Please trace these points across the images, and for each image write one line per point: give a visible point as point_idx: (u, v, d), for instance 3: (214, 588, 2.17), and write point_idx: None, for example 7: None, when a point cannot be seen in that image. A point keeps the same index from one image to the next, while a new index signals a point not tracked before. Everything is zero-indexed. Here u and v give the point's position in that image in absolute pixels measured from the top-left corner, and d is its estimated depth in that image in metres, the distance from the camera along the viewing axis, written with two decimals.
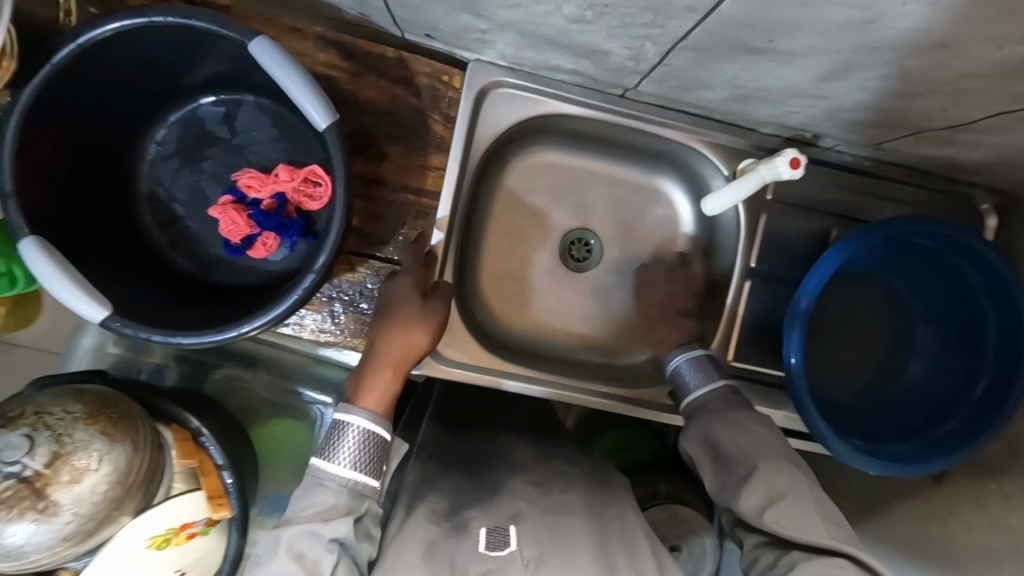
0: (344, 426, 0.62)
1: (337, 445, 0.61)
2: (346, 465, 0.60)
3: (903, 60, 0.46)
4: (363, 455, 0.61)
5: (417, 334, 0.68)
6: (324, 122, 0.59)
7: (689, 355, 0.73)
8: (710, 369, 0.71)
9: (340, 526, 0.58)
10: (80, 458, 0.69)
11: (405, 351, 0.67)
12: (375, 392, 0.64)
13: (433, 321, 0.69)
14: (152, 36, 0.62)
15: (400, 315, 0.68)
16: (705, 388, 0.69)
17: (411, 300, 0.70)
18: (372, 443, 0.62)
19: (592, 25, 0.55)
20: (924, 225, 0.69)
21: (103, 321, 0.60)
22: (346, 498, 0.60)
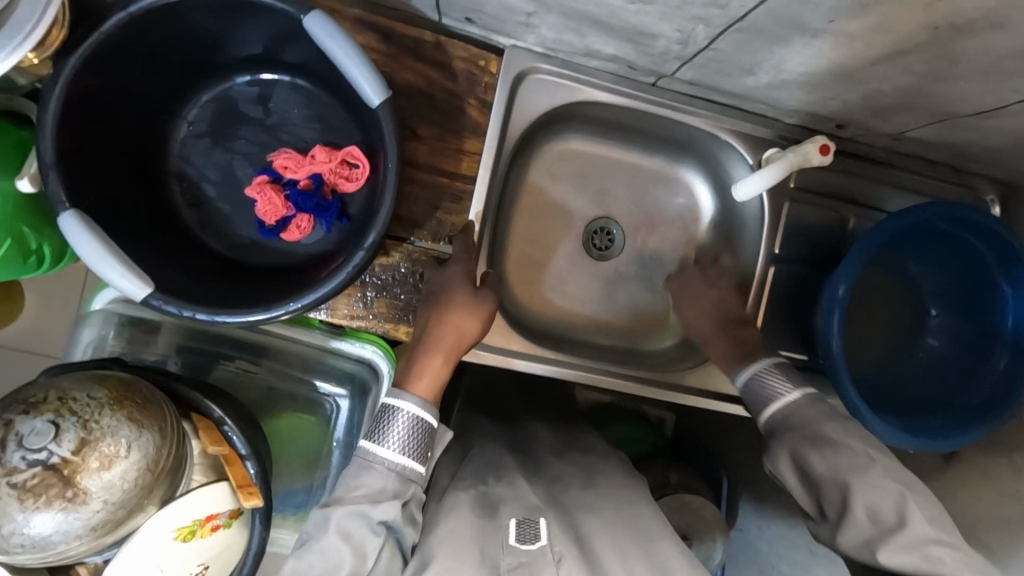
0: (394, 410, 0.62)
1: (387, 428, 0.61)
2: (395, 449, 0.60)
3: (957, 39, 0.49)
4: (412, 439, 0.61)
5: (468, 323, 0.70)
6: (377, 98, 0.59)
7: (760, 367, 0.70)
8: (784, 379, 0.69)
9: (388, 509, 0.57)
10: (107, 444, 0.66)
11: (456, 338, 0.68)
12: (426, 378, 0.65)
13: (483, 312, 0.71)
14: (201, 8, 0.61)
15: (454, 304, 0.70)
16: (785, 396, 0.67)
17: (463, 288, 0.72)
18: (421, 428, 0.62)
19: (649, 6, 0.56)
20: (944, 209, 0.73)
21: (145, 299, 0.59)
22: (394, 481, 0.60)
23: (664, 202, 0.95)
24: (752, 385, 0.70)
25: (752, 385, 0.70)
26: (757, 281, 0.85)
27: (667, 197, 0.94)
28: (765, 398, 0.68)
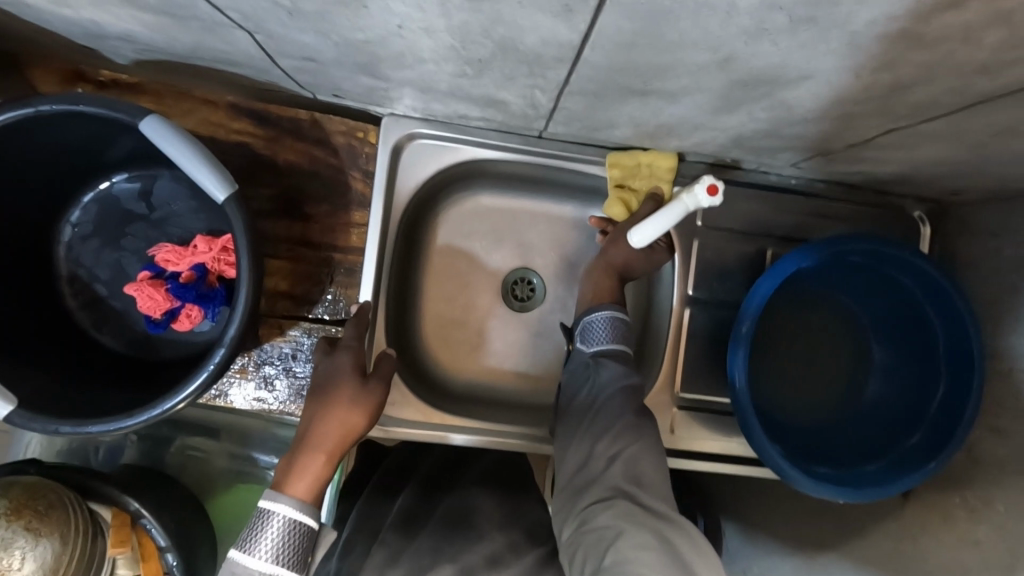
0: (267, 517, 0.59)
1: (258, 536, 0.58)
2: (267, 559, 0.57)
3: (777, 92, 0.46)
4: (286, 547, 0.58)
5: (354, 416, 0.66)
6: (223, 194, 0.58)
7: (611, 313, 0.69)
8: (624, 337, 0.69)
9: None
10: (1, 559, 0.67)
11: (343, 433, 0.65)
12: (306, 478, 0.61)
13: (371, 403, 0.67)
14: (47, 123, 0.61)
15: (342, 395, 0.66)
16: (611, 348, 0.68)
17: (350, 378, 0.68)
18: (297, 534, 0.59)
19: (477, 79, 0.55)
20: (855, 245, 0.69)
21: (8, 416, 0.58)
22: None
23: (583, 247, 0.91)
24: (593, 325, 0.69)
25: (593, 322, 0.69)
26: (675, 323, 0.82)
27: (584, 242, 0.91)
28: (596, 341, 0.69)
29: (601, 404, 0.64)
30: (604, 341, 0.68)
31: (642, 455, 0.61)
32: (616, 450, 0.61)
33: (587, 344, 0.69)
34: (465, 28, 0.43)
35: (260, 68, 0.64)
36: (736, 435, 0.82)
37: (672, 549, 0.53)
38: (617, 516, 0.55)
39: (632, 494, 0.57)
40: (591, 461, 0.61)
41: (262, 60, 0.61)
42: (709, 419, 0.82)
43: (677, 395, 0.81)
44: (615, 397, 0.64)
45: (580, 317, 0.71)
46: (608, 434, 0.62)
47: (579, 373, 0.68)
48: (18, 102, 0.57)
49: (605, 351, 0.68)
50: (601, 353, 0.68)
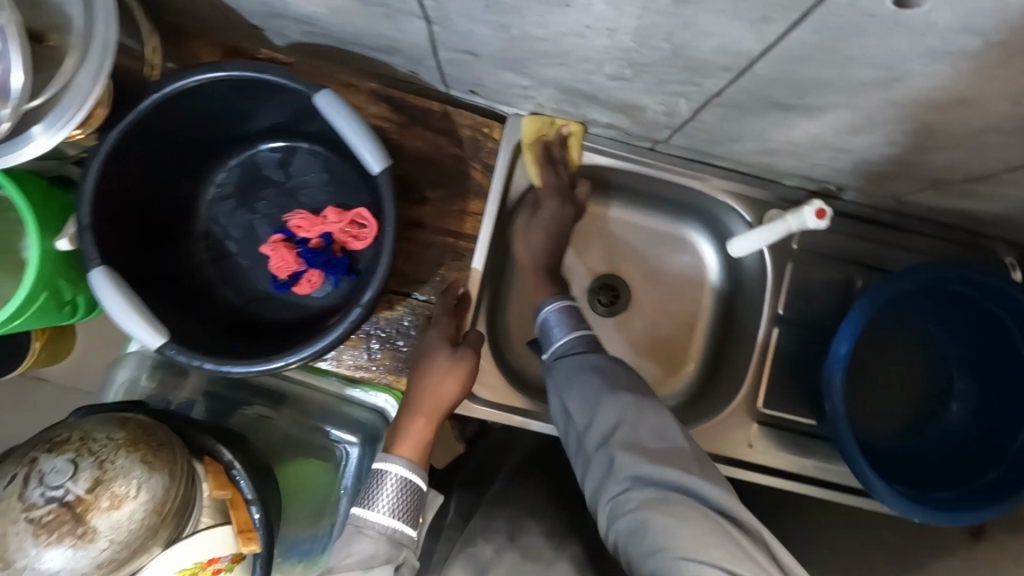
0: (382, 475, 0.65)
1: (376, 493, 0.64)
2: (386, 513, 0.63)
3: (926, 116, 0.50)
4: (402, 503, 0.64)
5: (447, 385, 0.72)
6: (377, 166, 0.64)
7: (559, 303, 0.69)
8: (581, 321, 0.68)
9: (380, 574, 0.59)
10: (119, 484, 0.70)
11: (435, 401, 0.71)
12: (409, 442, 0.68)
13: (464, 375, 0.73)
14: (225, 88, 0.67)
15: (436, 369, 0.72)
16: (569, 340, 0.66)
17: (442, 350, 0.74)
18: (409, 491, 0.65)
19: (629, 83, 0.59)
20: (957, 273, 0.71)
21: (159, 347, 0.64)
22: (385, 546, 0.62)
23: (669, 260, 0.93)
24: (549, 321, 0.68)
25: (547, 320, 0.69)
26: (763, 341, 0.84)
27: (671, 255, 0.93)
28: (556, 337, 0.67)
29: (583, 399, 0.60)
30: (560, 336, 0.67)
31: (647, 427, 0.57)
32: (613, 434, 0.57)
33: (549, 343, 0.68)
34: (650, 31, 0.47)
35: (416, 57, 0.70)
36: (812, 456, 0.84)
37: (723, 531, 0.51)
38: (647, 505, 0.52)
39: (646, 478, 0.54)
40: (593, 452, 0.58)
41: (422, 50, 0.67)
42: (786, 438, 0.84)
43: (758, 409, 0.84)
44: (592, 385, 0.61)
45: (535, 317, 0.71)
46: (600, 422, 0.58)
47: (553, 373, 0.65)
48: (210, 65, 0.64)
49: (563, 350, 0.66)
50: (564, 350, 0.66)
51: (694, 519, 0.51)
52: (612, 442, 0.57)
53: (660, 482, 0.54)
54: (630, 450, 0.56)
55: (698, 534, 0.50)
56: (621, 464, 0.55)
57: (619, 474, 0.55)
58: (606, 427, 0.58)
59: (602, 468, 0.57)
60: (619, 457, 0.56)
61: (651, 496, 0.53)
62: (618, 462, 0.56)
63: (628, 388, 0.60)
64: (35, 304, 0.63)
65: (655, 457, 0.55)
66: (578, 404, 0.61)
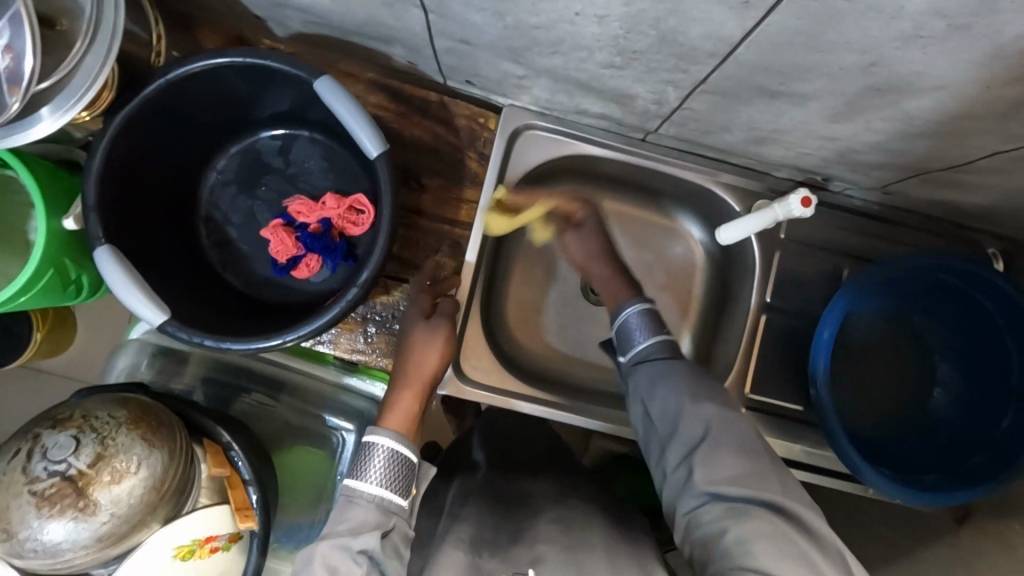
0: (370, 446, 0.66)
1: (366, 465, 0.65)
2: (376, 482, 0.64)
3: (903, 101, 0.52)
4: (391, 473, 0.64)
5: (426, 356, 0.74)
6: (376, 150, 0.66)
7: (641, 308, 0.71)
8: (660, 325, 0.70)
9: (368, 539, 0.60)
10: (120, 460, 0.72)
11: (417, 372, 0.73)
12: (396, 414, 0.69)
13: (441, 344, 0.75)
14: (229, 74, 0.69)
15: (415, 343, 0.75)
16: (650, 343, 0.69)
17: (418, 323, 0.76)
18: (398, 461, 0.65)
19: (620, 71, 0.61)
20: (944, 260, 0.74)
21: (161, 324, 0.65)
22: (375, 513, 0.63)
23: (661, 251, 0.95)
24: (629, 324, 0.71)
25: (627, 323, 0.71)
26: (751, 330, 0.86)
27: (664, 246, 0.95)
28: (636, 339, 0.70)
29: (663, 405, 0.63)
30: (641, 338, 0.69)
31: (730, 441, 0.59)
32: (694, 443, 0.59)
33: (629, 345, 0.70)
34: (638, 17, 0.49)
35: (415, 47, 0.72)
36: (799, 441, 0.85)
37: (797, 545, 0.52)
38: (728, 517, 0.54)
39: (724, 492, 0.56)
40: (672, 457, 0.60)
41: (421, 38, 0.69)
42: (773, 423, 0.85)
43: (746, 395, 0.86)
44: (676, 394, 0.62)
45: (613, 319, 0.73)
46: (682, 431, 0.60)
47: (633, 378, 0.67)
48: (215, 51, 0.66)
49: (645, 354, 0.68)
50: (645, 352, 0.69)
51: (775, 533, 0.53)
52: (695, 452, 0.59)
53: (743, 496, 0.55)
54: (709, 460, 0.58)
55: (774, 548, 0.52)
56: (702, 476, 0.57)
57: (699, 485, 0.57)
58: (690, 434, 0.60)
59: (681, 475, 0.59)
60: (699, 467, 0.58)
61: (734, 510, 0.54)
62: (695, 470, 0.58)
63: (709, 398, 0.62)
64: (41, 281, 0.65)
65: (740, 472, 0.57)
66: (661, 411, 0.63)
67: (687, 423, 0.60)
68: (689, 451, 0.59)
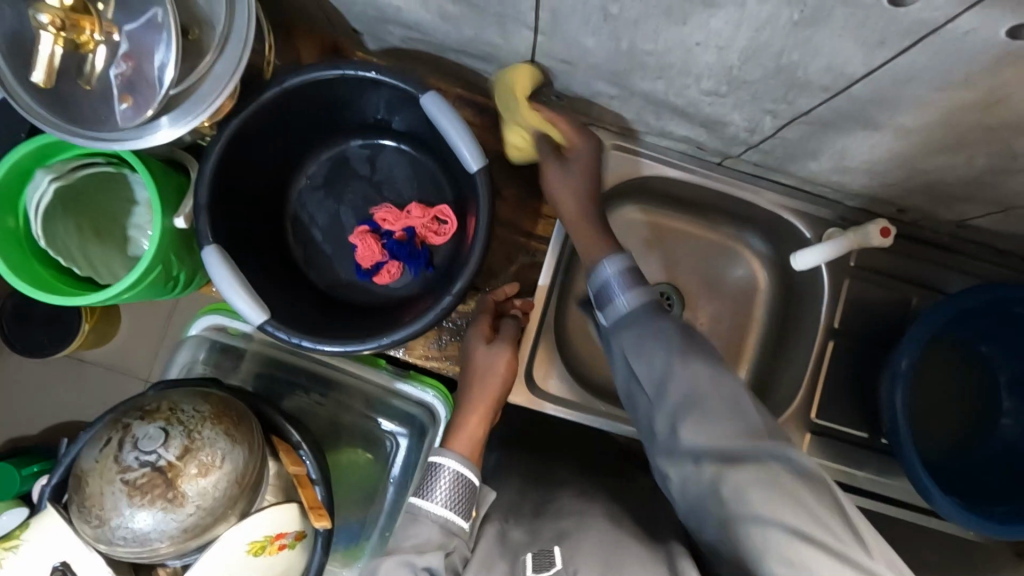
0: (438, 469, 0.70)
1: (433, 485, 0.69)
2: (441, 503, 0.67)
3: (1011, 141, 0.54)
4: (456, 495, 0.68)
5: (490, 382, 0.77)
6: (476, 165, 0.68)
7: (619, 263, 0.74)
8: (638, 281, 0.73)
9: (431, 557, 0.62)
10: (205, 453, 0.74)
11: (484, 397, 0.76)
12: (463, 439, 0.73)
13: (504, 366, 0.78)
14: (336, 84, 0.72)
15: (479, 367, 0.78)
16: (631, 297, 0.71)
17: (480, 345, 0.79)
18: (462, 485, 0.69)
19: (722, 98, 0.63)
20: (1013, 292, 0.74)
21: (261, 324, 0.67)
22: (438, 534, 0.66)
23: (724, 273, 0.98)
24: (609, 283, 0.73)
25: (607, 281, 0.73)
26: (817, 354, 0.87)
27: (727, 268, 0.97)
28: (614, 296, 0.73)
29: (649, 364, 0.65)
30: (623, 297, 0.72)
31: (714, 391, 0.61)
32: (690, 412, 0.60)
33: (610, 305, 0.73)
34: (762, 49, 0.51)
35: (512, 66, 0.75)
36: (862, 467, 0.86)
37: (806, 503, 0.52)
38: (738, 478, 0.55)
39: (728, 456, 0.56)
40: (665, 419, 0.63)
41: (520, 58, 0.72)
42: (835, 447, 0.86)
43: (811, 419, 0.86)
44: (665, 353, 0.65)
45: (592, 278, 0.75)
46: (667, 425, 0.62)
47: (615, 340, 0.70)
48: (327, 62, 0.69)
49: (629, 310, 0.71)
50: (625, 308, 0.71)
51: (769, 488, 0.53)
52: (681, 420, 0.61)
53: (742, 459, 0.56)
54: (694, 429, 0.59)
55: (772, 500, 0.53)
56: (695, 428, 0.59)
57: (705, 467, 0.58)
58: (679, 418, 0.61)
59: (680, 443, 0.60)
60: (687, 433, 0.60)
61: (749, 479, 0.54)
62: (700, 456, 0.58)
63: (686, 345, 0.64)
64: (150, 276, 0.67)
65: (721, 433, 0.58)
66: (657, 376, 0.64)
67: (688, 401, 0.61)
68: (678, 423, 0.61)
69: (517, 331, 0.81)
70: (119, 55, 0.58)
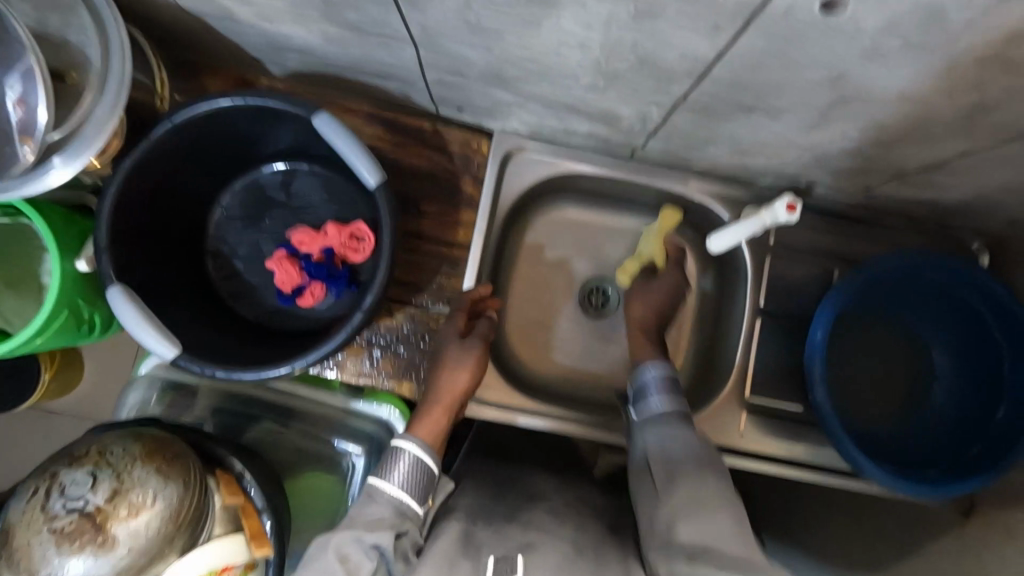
0: (398, 452, 0.66)
1: (391, 467, 0.66)
2: (398, 485, 0.64)
3: (874, 111, 0.55)
4: (413, 479, 0.65)
5: (460, 375, 0.75)
6: (374, 181, 0.69)
7: (662, 369, 0.75)
8: (679, 393, 0.73)
9: (383, 533, 0.59)
10: (136, 493, 0.73)
11: (452, 390, 0.74)
12: (427, 425, 0.70)
13: (472, 364, 0.76)
14: (231, 114, 0.72)
15: (448, 359, 0.76)
16: (665, 407, 0.71)
17: (453, 341, 0.78)
18: (421, 471, 0.66)
19: (605, 93, 0.64)
20: (930, 259, 0.76)
21: (173, 359, 0.67)
22: (392, 513, 0.62)
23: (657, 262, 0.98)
24: (647, 384, 0.74)
25: (646, 381, 0.74)
26: (748, 334, 0.88)
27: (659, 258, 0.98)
28: (649, 398, 0.73)
29: (666, 442, 0.66)
30: (657, 398, 0.72)
31: (704, 484, 0.60)
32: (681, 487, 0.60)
33: (644, 404, 0.73)
34: (619, 44, 0.52)
35: (408, 80, 0.75)
36: (802, 441, 0.87)
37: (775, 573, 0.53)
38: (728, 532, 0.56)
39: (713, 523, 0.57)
40: (652, 492, 0.63)
41: (412, 72, 0.72)
42: (773, 424, 0.87)
43: (745, 399, 0.87)
44: (683, 449, 0.65)
45: (633, 378, 0.76)
46: (662, 509, 0.60)
47: (647, 432, 0.69)
48: (217, 94, 0.69)
49: (660, 411, 0.71)
50: (657, 408, 0.71)
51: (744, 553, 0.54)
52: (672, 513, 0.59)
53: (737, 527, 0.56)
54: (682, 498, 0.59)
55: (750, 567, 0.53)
56: (674, 497, 0.60)
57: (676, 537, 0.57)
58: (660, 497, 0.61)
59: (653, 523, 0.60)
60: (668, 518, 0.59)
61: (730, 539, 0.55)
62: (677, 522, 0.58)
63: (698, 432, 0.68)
64: (58, 322, 0.67)
65: (714, 508, 0.58)
66: (669, 459, 0.64)
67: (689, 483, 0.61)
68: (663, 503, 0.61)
69: (490, 334, 0.80)
70: (12, 100, 0.58)
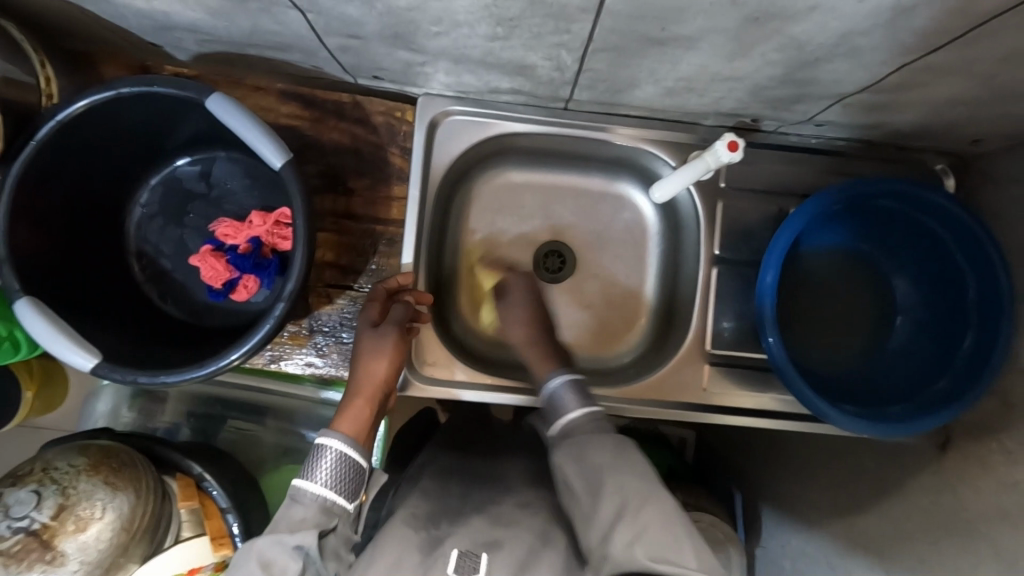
0: (320, 449, 0.61)
1: (316, 465, 0.61)
2: (324, 483, 0.60)
3: (786, 28, 0.51)
4: (339, 475, 0.61)
5: (377, 363, 0.69)
6: (279, 161, 0.64)
7: (568, 378, 0.70)
8: (587, 396, 0.69)
9: (305, 535, 0.56)
10: (83, 507, 0.72)
11: (372, 381, 0.69)
12: (348, 420, 0.65)
13: (391, 349, 0.70)
14: (125, 105, 0.67)
15: (364, 352, 0.70)
16: (577, 415, 0.67)
17: (366, 332, 0.72)
18: (349, 467, 0.61)
19: (508, 42, 0.59)
20: (886, 185, 0.72)
21: (94, 369, 0.64)
22: (316, 513, 0.59)
23: (610, 218, 0.94)
24: (556, 395, 0.69)
25: (554, 393, 0.69)
26: (705, 284, 0.84)
27: (613, 214, 0.94)
28: (563, 409, 0.68)
29: (604, 461, 0.62)
30: (571, 409, 0.67)
31: (635, 494, 0.59)
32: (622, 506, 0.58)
33: (558, 415, 0.68)
34: None
35: (310, 51, 0.70)
36: (769, 390, 0.83)
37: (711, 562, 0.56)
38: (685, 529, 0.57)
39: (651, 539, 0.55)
40: (596, 506, 0.59)
41: (310, 41, 0.67)
42: (739, 375, 0.84)
43: (708, 351, 0.84)
44: (611, 466, 0.61)
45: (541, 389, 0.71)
46: (604, 516, 0.58)
47: (560, 448, 0.65)
48: (100, 85, 0.63)
49: (574, 424, 0.66)
50: (572, 420, 0.66)
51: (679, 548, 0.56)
52: (618, 523, 0.57)
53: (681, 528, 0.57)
54: (640, 527, 0.56)
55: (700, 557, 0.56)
56: (636, 503, 0.58)
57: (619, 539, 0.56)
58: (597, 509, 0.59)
59: (593, 528, 0.58)
60: (617, 537, 0.56)
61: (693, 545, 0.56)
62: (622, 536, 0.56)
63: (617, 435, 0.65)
64: None
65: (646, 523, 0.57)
66: (604, 476, 0.60)
67: (624, 505, 0.58)
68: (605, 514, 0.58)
69: (411, 314, 0.74)
70: None
